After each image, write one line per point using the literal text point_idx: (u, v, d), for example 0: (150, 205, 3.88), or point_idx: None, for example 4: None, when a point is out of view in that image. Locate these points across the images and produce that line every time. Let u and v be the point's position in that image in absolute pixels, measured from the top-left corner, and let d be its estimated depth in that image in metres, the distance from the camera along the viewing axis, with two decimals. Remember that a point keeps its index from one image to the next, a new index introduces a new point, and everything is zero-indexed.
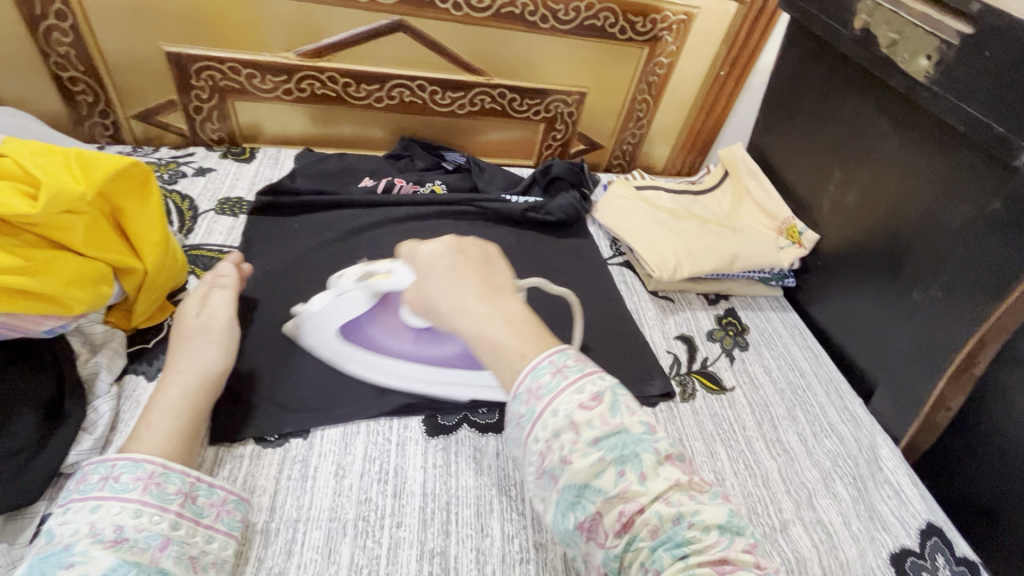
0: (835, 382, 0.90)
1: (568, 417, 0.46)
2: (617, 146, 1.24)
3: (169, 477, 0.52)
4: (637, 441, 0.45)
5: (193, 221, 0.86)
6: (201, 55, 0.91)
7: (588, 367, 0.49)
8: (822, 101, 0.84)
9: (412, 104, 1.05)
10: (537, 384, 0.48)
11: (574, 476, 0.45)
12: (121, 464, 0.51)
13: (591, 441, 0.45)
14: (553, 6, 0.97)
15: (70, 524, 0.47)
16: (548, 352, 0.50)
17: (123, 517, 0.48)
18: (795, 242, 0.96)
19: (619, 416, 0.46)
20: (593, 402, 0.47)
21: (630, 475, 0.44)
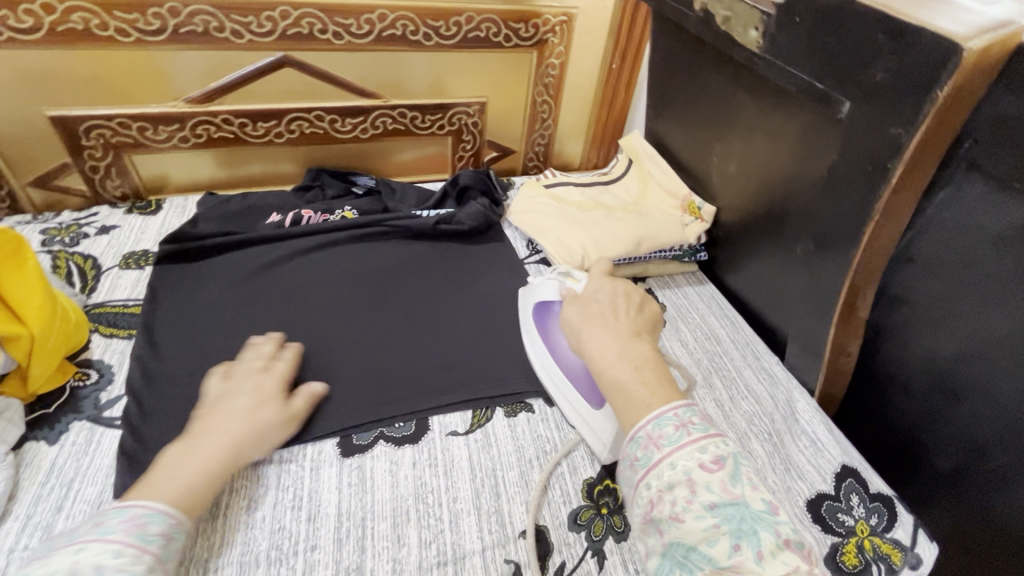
0: (751, 345, 0.93)
1: (687, 475, 0.49)
2: (529, 149, 1.27)
3: (153, 519, 0.51)
4: (755, 517, 0.47)
5: (96, 279, 0.86)
6: (86, 115, 0.91)
7: (712, 430, 0.53)
8: (692, 81, 0.89)
9: (314, 134, 1.07)
10: (660, 433, 0.52)
11: (683, 535, 0.47)
12: (103, 512, 0.51)
13: (706, 505, 0.47)
14: (433, 23, 1.00)
15: (49, 566, 0.45)
16: (675, 406, 0.55)
17: (105, 557, 0.46)
18: (698, 217, 0.99)
19: (739, 487, 0.49)
20: (715, 466, 0.50)
21: (743, 548, 0.45)
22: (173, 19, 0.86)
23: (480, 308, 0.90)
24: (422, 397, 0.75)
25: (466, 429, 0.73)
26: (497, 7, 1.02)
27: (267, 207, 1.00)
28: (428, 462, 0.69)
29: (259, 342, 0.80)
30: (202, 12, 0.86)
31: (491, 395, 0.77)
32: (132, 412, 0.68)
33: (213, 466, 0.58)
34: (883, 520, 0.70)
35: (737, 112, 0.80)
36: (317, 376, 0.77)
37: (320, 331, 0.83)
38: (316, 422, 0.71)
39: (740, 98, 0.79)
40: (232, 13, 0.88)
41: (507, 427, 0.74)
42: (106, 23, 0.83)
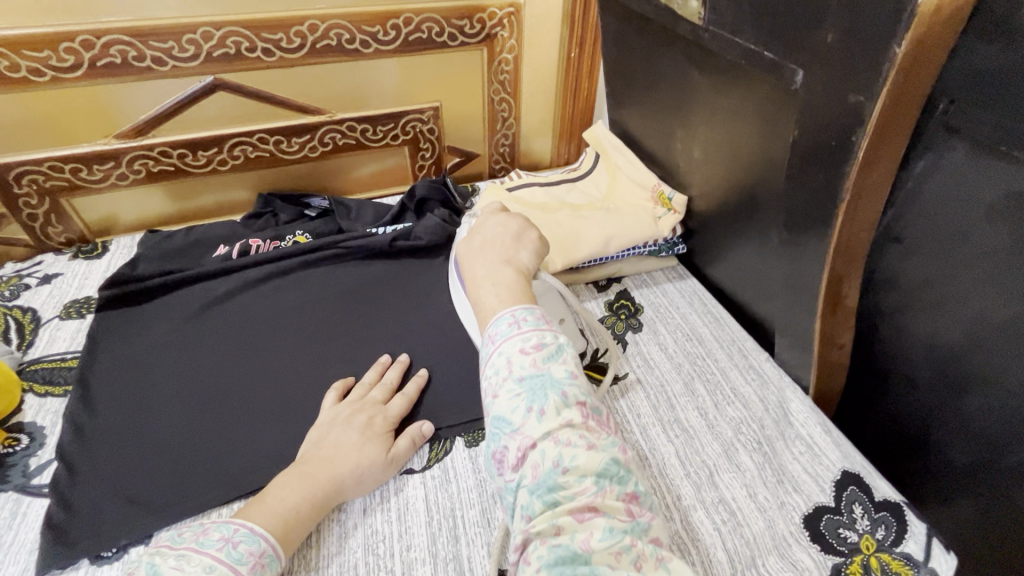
0: (739, 342, 0.86)
1: (508, 358, 0.53)
2: (493, 150, 1.21)
3: (248, 540, 0.52)
4: (553, 385, 0.50)
5: (34, 333, 0.81)
6: (14, 161, 0.87)
7: (544, 325, 0.56)
8: (646, 63, 0.82)
9: (260, 158, 1.01)
10: (495, 330, 0.56)
11: (497, 408, 0.51)
12: (241, 531, 0.53)
13: (517, 380, 0.51)
14: (369, 29, 0.94)
15: (183, 570, 0.48)
16: (515, 308, 0.57)
17: (199, 572, 0.48)
18: (670, 209, 0.92)
19: (550, 364, 0.52)
20: (533, 349, 0.53)
21: (533, 409, 0.49)
22: (88, 53, 0.81)
23: (439, 328, 0.84)
24: None
25: (423, 466, 0.67)
26: (436, 5, 0.96)
27: (214, 240, 0.95)
28: (380, 506, 0.63)
29: (202, 387, 0.75)
30: (117, 42, 0.81)
31: (450, 425, 0.71)
32: (61, 478, 0.63)
33: (301, 502, 0.58)
34: (891, 532, 0.62)
35: (692, 91, 0.73)
36: (263, 420, 0.71)
37: (267, 370, 0.77)
38: (260, 472, 0.65)
39: (694, 77, 0.72)
40: (150, 40, 0.83)
41: (468, 459, 0.68)
42: (17, 64, 0.79)
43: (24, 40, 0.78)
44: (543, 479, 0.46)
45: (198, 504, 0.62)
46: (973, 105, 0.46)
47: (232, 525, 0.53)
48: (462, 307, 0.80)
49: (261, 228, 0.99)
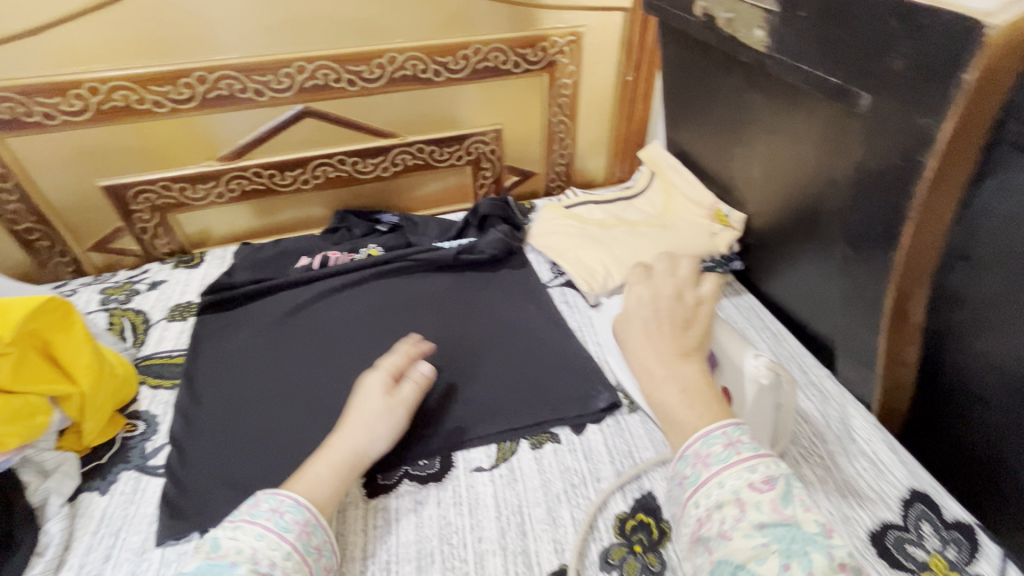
0: (798, 358, 0.86)
1: (737, 495, 0.46)
2: (550, 170, 1.27)
3: (293, 510, 0.55)
4: (809, 539, 0.43)
5: (145, 333, 0.92)
6: (133, 182, 0.99)
7: (763, 450, 0.50)
8: (705, 86, 0.85)
9: (338, 177, 1.10)
10: (707, 451, 0.49)
11: (733, 553, 0.44)
12: (287, 502, 0.56)
13: (756, 525, 0.44)
14: (441, 60, 1.02)
15: (237, 541, 0.51)
16: (723, 424, 0.52)
17: (249, 541, 0.51)
18: (727, 225, 0.94)
19: (791, 507, 0.45)
20: (765, 486, 0.46)
21: (793, 567, 0.41)
22: (202, 87, 0.92)
23: (503, 337, 0.89)
24: (446, 433, 0.74)
25: (491, 465, 0.72)
26: (503, 36, 1.03)
27: (296, 251, 1.04)
28: (452, 500, 0.68)
29: (289, 385, 0.82)
30: (226, 77, 0.92)
31: (515, 427, 0.75)
32: (173, 461, 0.71)
33: (330, 484, 0.60)
34: (963, 552, 0.61)
35: (754, 114, 0.76)
36: (342, 416, 0.77)
37: (346, 371, 0.84)
38: None
39: (754, 100, 0.75)
40: (253, 74, 0.93)
41: (533, 460, 0.72)
42: (144, 97, 0.91)
43: (151, 77, 0.89)
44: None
45: None
46: None
47: (279, 496, 0.56)
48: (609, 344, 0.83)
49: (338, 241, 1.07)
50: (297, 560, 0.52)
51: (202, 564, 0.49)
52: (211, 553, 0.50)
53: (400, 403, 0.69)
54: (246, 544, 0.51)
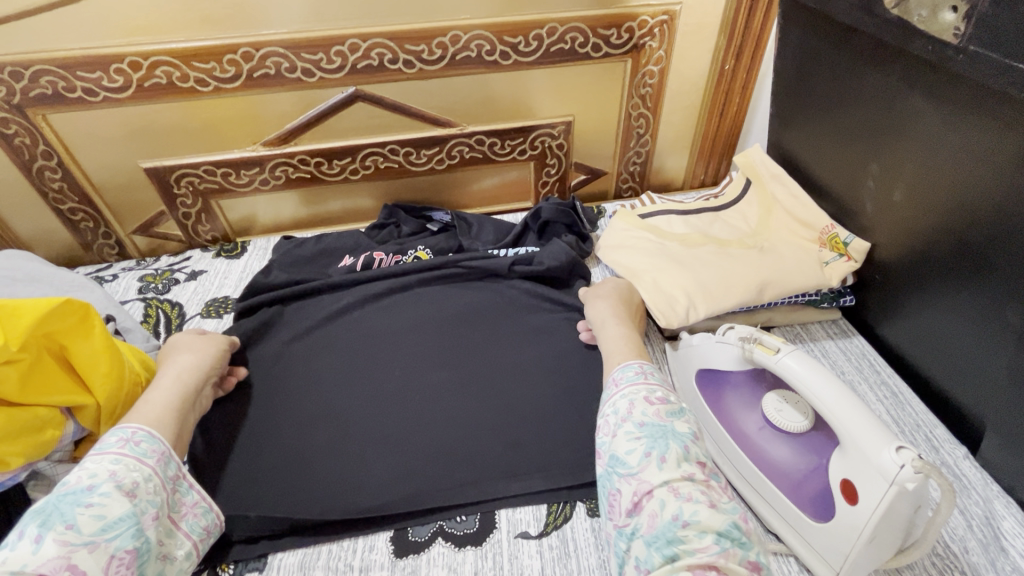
0: (925, 429, 0.70)
1: (630, 402, 0.56)
2: (623, 169, 1.12)
3: (149, 440, 0.56)
4: (675, 435, 0.53)
5: (179, 329, 0.86)
6: (177, 164, 0.93)
7: (664, 382, 0.60)
8: (842, 81, 0.68)
9: (389, 168, 1.01)
10: (621, 375, 0.60)
11: (613, 449, 0.54)
12: (140, 433, 0.56)
13: (637, 424, 0.54)
14: (510, 40, 0.89)
15: (90, 470, 0.50)
16: (642, 361, 0.62)
17: (139, 475, 0.52)
18: (843, 254, 0.77)
19: (672, 418, 0.55)
20: (657, 401, 0.56)
21: (653, 456, 0.51)
22: (247, 64, 0.84)
23: (560, 369, 0.76)
24: (488, 484, 0.64)
25: (539, 532, 0.60)
26: (583, 13, 0.89)
27: (339, 249, 0.96)
28: (491, 571, 0.57)
29: (319, 404, 0.74)
30: (273, 54, 0.83)
31: (570, 486, 0.64)
32: None
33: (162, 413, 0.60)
34: None
35: (914, 119, 0.59)
36: (373, 450, 0.68)
37: (382, 394, 0.75)
38: (370, 509, 0.62)
39: (919, 104, 0.58)
40: (302, 52, 0.84)
41: (590, 531, 0.60)
42: (186, 74, 0.83)
43: (195, 52, 0.81)
44: (661, 527, 0.47)
45: (309, 536, 0.61)
46: None
47: (129, 428, 0.56)
48: (690, 396, 0.70)
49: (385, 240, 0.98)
50: (159, 480, 0.54)
51: (50, 499, 0.48)
52: (61, 487, 0.49)
53: (204, 345, 0.72)
54: (99, 472, 0.50)
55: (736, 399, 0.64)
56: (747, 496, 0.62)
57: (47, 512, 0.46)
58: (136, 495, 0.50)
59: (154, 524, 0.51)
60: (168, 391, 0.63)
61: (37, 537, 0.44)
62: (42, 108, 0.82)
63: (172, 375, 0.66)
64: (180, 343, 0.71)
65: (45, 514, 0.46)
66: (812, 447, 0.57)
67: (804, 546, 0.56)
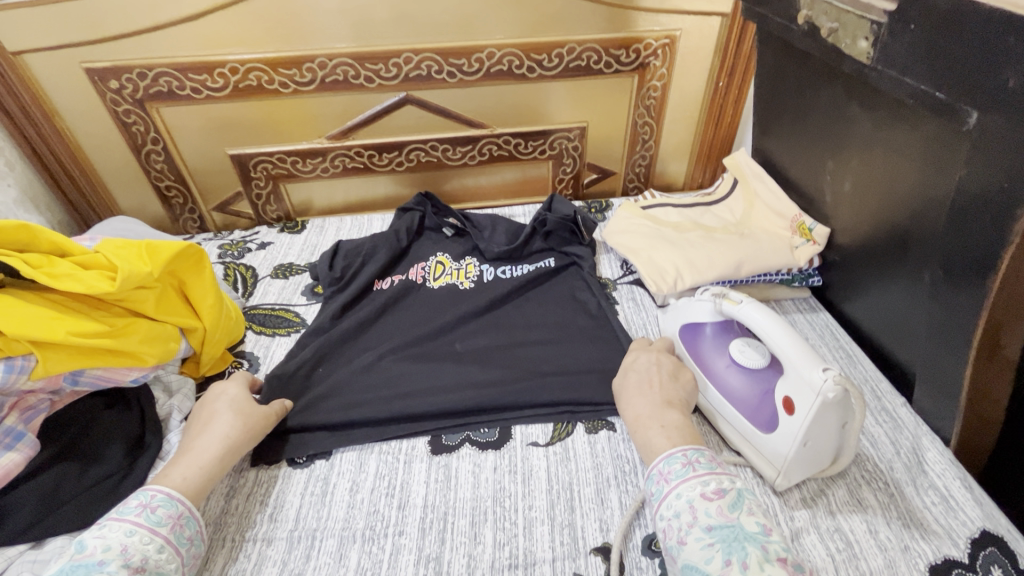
0: (872, 382, 0.83)
1: (689, 503, 0.57)
2: (630, 170, 1.28)
3: (166, 504, 0.59)
4: (747, 537, 0.53)
5: (253, 286, 1.04)
6: (255, 153, 1.12)
7: (717, 468, 0.60)
8: (805, 95, 0.84)
9: (429, 162, 1.19)
10: (669, 469, 0.61)
11: (687, 556, 0.53)
12: (160, 497, 0.59)
13: (705, 528, 0.54)
14: (536, 57, 1.07)
15: (105, 541, 0.53)
16: (685, 447, 0.63)
17: (150, 549, 0.54)
18: (809, 239, 0.92)
19: (735, 512, 0.55)
20: (716, 495, 0.57)
21: (733, 562, 0.51)
22: (321, 71, 1.03)
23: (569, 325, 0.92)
24: (506, 406, 0.79)
25: (547, 441, 0.76)
26: (598, 36, 1.06)
27: (374, 247, 1.04)
28: (508, 467, 0.73)
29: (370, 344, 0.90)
30: (343, 64, 1.02)
31: (573, 411, 0.79)
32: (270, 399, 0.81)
33: (191, 473, 0.63)
34: None
35: (855, 125, 0.75)
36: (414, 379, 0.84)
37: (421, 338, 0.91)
38: (411, 420, 0.78)
39: (857, 113, 0.74)
40: (366, 63, 1.03)
41: (587, 443, 0.75)
42: (273, 78, 1.03)
43: (281, 61, 1.00)
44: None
45: (364, 437, 0.76)
46: None
47: (150, 493, 0.59)
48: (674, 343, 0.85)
49: (408, 229, 1.08)
50: (170, 549, 0.56)
51: (65, 567, 0.51)
52: (76, 556, 0.52)
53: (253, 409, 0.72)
54: (115, 540, 0.53)
55: (710, 344, 0.79)
56: (717, 422, 0.77)
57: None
58: (145, 568, 0.53)
59: None
60: (202, 459, 0.65)
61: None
62: (157, 102, 1.02)
63: (202, 437, 0.67)
64: (229, 396, 0.73)
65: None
66: (764, 378, 0.72)
67: (757, 455, 0.71)
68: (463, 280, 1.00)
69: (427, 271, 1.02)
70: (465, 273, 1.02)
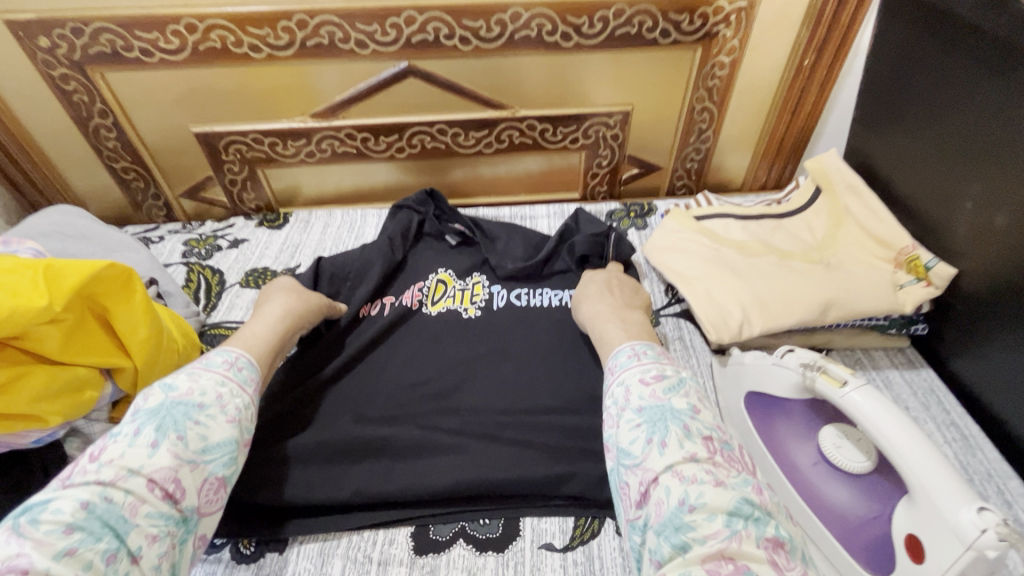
0: (999, 480, 0.63)
1: (626, 388, 0.51)
2: (680, 165, 1.05)
3: (249, 367, 0.58)
4: (674, 414, 0.47)
5: (218, 297, 0.86)
6: (225, 131, 0.92)
7: (665, 359, 0.55)
8: (966, 86, 0.63)
9: (435, 149, 0.98)
10: (615, 362, 0.55)
11: (616, 440, 0.49)
12: (244, 359, 0.59)
13: (636, 409, 0.49)
14: (575, 21, 0.84)
15: (201, 387, 0.52)
16: (635, 342, 0.57)
17: (240, 404, 0.54)
18: (923, 278, 0.70)
19: (670, 395, 0.49)
20: (653, 379, 0.51)
21: (654, 442, 0.46)
22: (301, 32, 0.81)
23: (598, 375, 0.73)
24: (514, 490, 0.61)
25: (564, 545, 0.58)
26: None
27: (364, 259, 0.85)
28: None
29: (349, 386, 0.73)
30: (328, 23, 0.81)
31: (601, 502, 0.61)
32: None
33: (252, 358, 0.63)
34: None
35: None
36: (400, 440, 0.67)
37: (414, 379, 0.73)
38: (392, 502, 0.61)
39: None
40: (358, 23, 0.81)
41: (618, 551, 0.57)
42: (241, 40, 0.82)
43: (251, 17, 0.79)
44: (667, 515, 0.42)
45: (330, 523, 0.60)
46: None
47: (230, 353, 0.58)
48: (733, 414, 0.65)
49: (403, 233, 0.90)
50: (254, 407, 0.56)
51: (164, 402, 0.49)
52: (170, 393, 0.50)
53: (308, 294, 0.74)
54: (211, 389, 0.52)
55: (792, 427, 0.59)
56: None
57: (170, 412, 0.48)
58: (239, 420, 0.53)
59: (243, 451, 0.53)
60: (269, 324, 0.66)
61: (153, 441, 0.46)
62: (100, 66, 0.83)
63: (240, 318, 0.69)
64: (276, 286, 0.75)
65: (162, 417, 0.48)
66: (873, 487, 0.52)
67: None
68: (467, 306, 0.82)
69: (425, 293, 0.83)
70: (471, 297, 0.83)
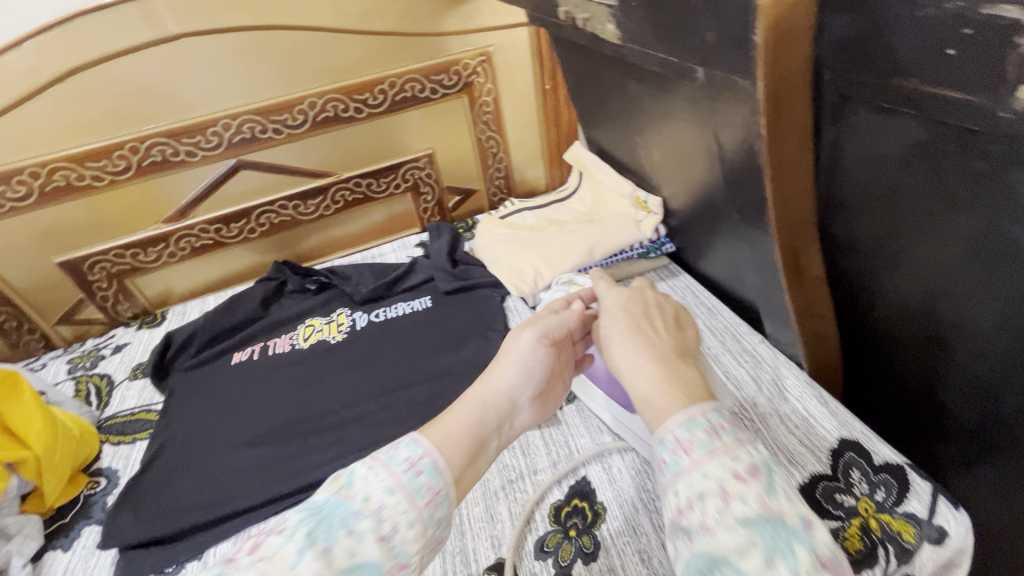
0: (731, 329, 0.88)
1: (719, 485, 0.42)
2: (490, 184, 1.31)
3: (430, 472, 0.48)
4: (792, 534, 0.39)
5: (109, 394, 0.96)
6: (86, 255, 1.04)
7: (744, 435, 0.46)
8: (596, 84, 0.89)
9: (283, 222, 1.16)
10: (691, 437, 0.45)
11: (711, 546, 0.40)
12: (426, 459, 0.48)
13: (738, 518, 0.40)
14: (360, 97, 1.08)
15: (371, 485, 0.46)
16: (707, 408, 0.48)
17: (401, 518, 0.44)
18: (648, 210, 0.97)
19: (776, 500, 0.41)
20: (750, 476, 0.42)
21: (778, 567, 0.37)
22: (136, 156, 0.98)
23: (444, 350, 0.92)
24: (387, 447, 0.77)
25: None
26: (414, 66, 1.09)
27: (226, 312, 1.03)
28: None
29: (243, 420, 0.86)
30: (157, 144, 0.98)
31: None
32: (120, 509, 0.74)
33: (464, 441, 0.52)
34: (892, 493, 0.62)
35: (640, 100, 0.79)
36: (289, 445, 0.80)
37: (296, 399, 0.88)
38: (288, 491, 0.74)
39: (632, 90, 0.79)
40: (182, 138, 0.99)
41: None
42: (83, 174, 0.97)
43: (87, 154, 0.95)
44: None
45: (237, 524, 0.71)
46: (854, 74, 0.51)
47: (420, 447, 0.49)
48: None
49: (265, 296, 1.06)
50: (416, 526, 0.45)
51: (331, 499, 0.45)
52: (342, 491, 0.46)
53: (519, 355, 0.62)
54: (375, 494, 0.45)
55: None
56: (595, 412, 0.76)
57: (324, 516, 0.44)
58: (389, 536, 0.43)
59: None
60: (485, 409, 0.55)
61: (301, 546, 0.41)
62: None
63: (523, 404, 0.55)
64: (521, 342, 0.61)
65: (319, 519, 0.43)
66: None
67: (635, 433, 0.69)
68: (335, 333, 0.99)
69: (297, 335, 1.00)
70: (337, 326, 1.01)
